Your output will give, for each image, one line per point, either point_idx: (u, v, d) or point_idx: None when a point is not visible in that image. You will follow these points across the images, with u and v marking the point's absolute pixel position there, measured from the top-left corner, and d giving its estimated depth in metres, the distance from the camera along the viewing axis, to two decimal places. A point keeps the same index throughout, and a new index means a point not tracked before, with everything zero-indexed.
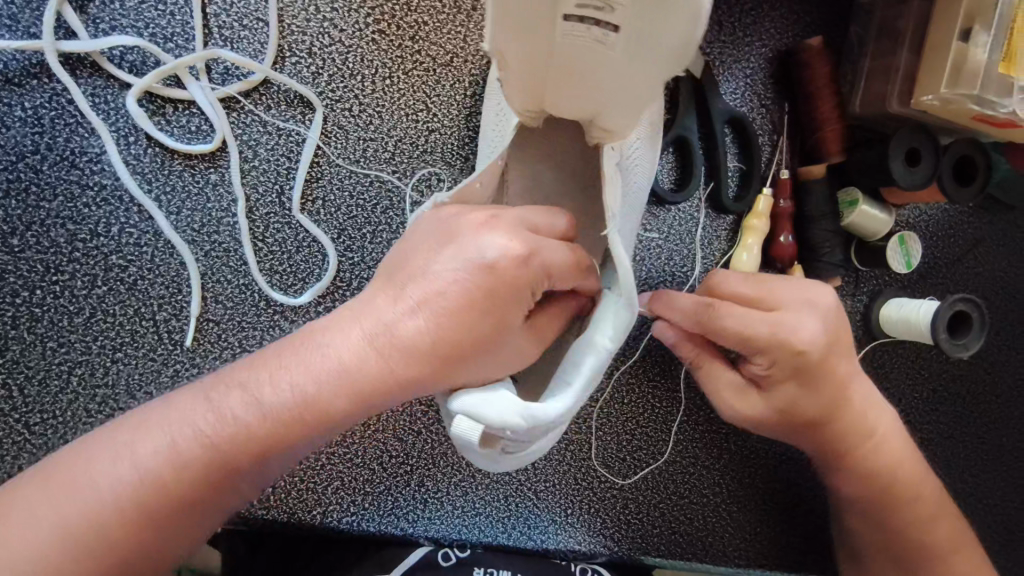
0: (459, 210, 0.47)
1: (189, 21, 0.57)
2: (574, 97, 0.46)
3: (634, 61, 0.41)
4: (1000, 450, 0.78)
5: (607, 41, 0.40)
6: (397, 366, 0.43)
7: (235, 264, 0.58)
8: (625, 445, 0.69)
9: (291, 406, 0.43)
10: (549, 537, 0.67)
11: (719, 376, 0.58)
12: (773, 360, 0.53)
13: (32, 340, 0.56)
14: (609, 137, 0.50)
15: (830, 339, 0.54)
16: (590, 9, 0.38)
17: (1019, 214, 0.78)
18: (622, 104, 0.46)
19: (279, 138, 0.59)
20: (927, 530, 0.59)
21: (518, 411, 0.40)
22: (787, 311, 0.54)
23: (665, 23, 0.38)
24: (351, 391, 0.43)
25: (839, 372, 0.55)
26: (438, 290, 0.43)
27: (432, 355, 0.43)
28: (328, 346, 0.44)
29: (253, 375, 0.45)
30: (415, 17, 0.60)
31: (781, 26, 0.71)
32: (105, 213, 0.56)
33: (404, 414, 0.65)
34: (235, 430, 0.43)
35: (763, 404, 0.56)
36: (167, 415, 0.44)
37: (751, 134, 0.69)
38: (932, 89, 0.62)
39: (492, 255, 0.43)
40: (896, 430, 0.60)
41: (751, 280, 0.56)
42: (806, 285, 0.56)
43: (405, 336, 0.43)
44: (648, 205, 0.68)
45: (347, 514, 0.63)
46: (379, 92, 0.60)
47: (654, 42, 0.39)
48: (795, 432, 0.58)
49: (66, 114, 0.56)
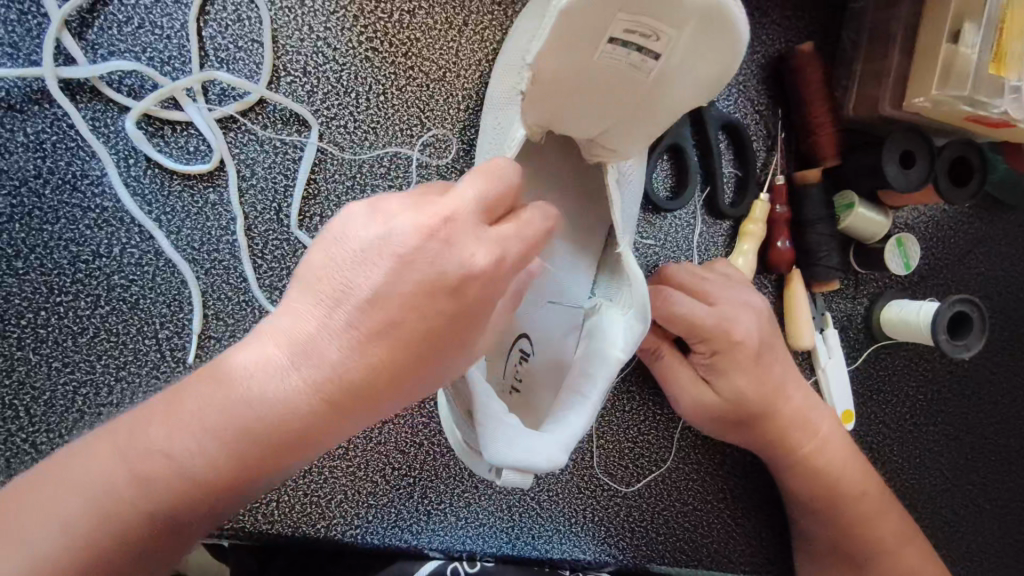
0: (399, 205, 0.37)
1: (185, 44, 0.58)
2: (592, 113, 0.55)
3: (660, 86, 0.51)
4: (1004, 450, 0.79)
5: (642, 67, 0.50)
6: (355, 397, 0.36)
7: (235, 281, 0.59)
8: (627, 453, 0.70)
9: (223, 456, 0.36)
10: (554, 546, 0.67)
11: (675, 370, 0.62)
12: (716, 350, 0.60)
13: (38, 360, 0.55)
14: (611, 156, 0.57)
15: (766, 334, 0.61)
16: (636, 35, 0.48)
17: (1015, 213, 0.79)
18: (637, 126, 0.55)
19: (276, 156, 0.60)
20: (879, 530, 0.65)
21: (559, 448, 0.45)
22: (731, 309, 0.60)
23: (709, 52, 0.48)
24: (293, 432, 0.36)
25: (777, 375, 0.62)
26: (392, 307, 0.35)
27: (390, 381, 0.36)
28: (258, 378, 0.36)
29: (173, 416, 0.36)
30: (408, 33, 0.62)
31: (774, 32, 0.70)
32: (106, 235, 0.57)
33: (406, 426, 0.64)
34: (164, 484, 0.36)
35: (712, 396, 0.61)
36: (79, 472, 0.36)
37: (746, 140, 0.69)
38: (924, 91, 0.62)
39: (458, 267, 0.36)
40: (838, 432, 0.65)
41: (693, 277, 0.62)
42: (744, 289, 0.63)
43: (357, 364, 0.36)
44: (645, 212, 0.68)
45: (351, 527, 0.62)
46: (373, 108, 0.62)
47: (688, 71, 0.50)
48: (740, 426, 0.63)
49: (67, 139, 0.56)
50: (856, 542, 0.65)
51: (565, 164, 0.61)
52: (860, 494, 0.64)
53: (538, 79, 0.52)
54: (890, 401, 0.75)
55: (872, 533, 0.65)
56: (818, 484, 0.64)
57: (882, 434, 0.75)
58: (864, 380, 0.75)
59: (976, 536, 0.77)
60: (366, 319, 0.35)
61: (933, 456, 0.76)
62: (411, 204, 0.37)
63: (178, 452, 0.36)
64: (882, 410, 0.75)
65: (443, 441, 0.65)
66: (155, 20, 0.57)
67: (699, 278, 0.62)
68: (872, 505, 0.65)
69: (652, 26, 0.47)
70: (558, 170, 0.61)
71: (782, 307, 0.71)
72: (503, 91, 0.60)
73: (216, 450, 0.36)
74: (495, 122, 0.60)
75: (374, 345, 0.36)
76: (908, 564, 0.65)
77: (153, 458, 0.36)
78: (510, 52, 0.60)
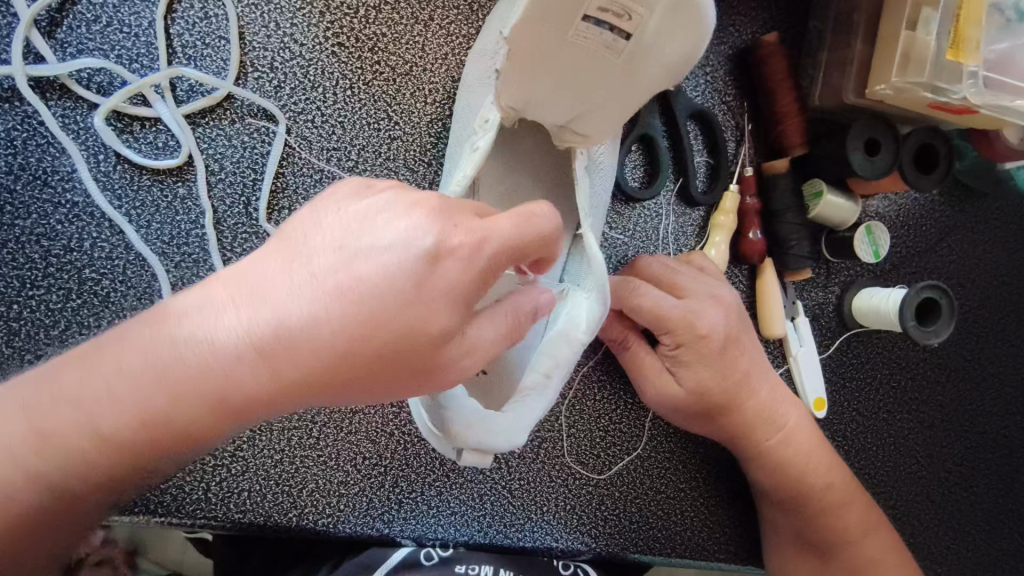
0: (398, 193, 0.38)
1: (153, 42, 0.59)
2: (563, 96, 0.56)
3: (633, 67, 0.52)
4: (982, 437, 0.80)
5: (615, 47, 0.52)
6: (297, 380, 0.35)
7: (205, 274, 0.60)
8: (599, 441, 0.70)
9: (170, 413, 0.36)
10: (526, 535, 0.67)
11: (642, 359, 0.62)
12: (679, 342, 0.60)
13: (11, 353, 0.56)
14: (581, 142, 0.58)
15: (731, 323, 0.62)
16: (609, 14, 0.50)
17: (987, 201, 0.79)
18: (607, 109, 0.55)
19: (244, 151, 0.61)
20: (845, 519, 0.66)
21: (520, 429, 0.47)
22: (696, 301, 0.61)
23: (678, 34, 0.49)
24: (230, 399, 0.36)
25: (743, 364, 0.62)
26: (367, 277, 0.35)
27: (344, 359, 0.35)
28: (197, 323, 0.35)
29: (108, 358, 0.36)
30: (374, 29, 0.63)
31: (741, 23, 0.71)
32: (78, 229, 0.57)
33: (376, 416, 0.64)
34: (100, 436, 0.36)
35: (678, 386, 0.61)
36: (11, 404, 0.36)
37: (715, 130, 0.69)
38: (884, 79, 0.63)
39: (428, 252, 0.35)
40: (803, 421, 0.66)
41: (662, 269, 0.63)
42: (711, 281, 0.63)
43: (310, 340, 0.34)
44: (614, 202, 0.69)
45: (322, 516, 0.62)
46: (341, 102, 0.63)
47: (661, 53, 0.51)
48: (710, 417, 0.63)
49: (37, 136, 0.57)
50: (823, 531, 0.65)
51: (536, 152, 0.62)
52: (826, 485, 0.65)
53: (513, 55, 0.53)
54: (864, 389, 0.76)
55: (836, 522, 0.65)
56: (786, 473, 0.65)
57: (857, 422, 0.75)
58: (837, 367, 0.75)
59: (954, 524, 0.78)
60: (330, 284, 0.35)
61: (908, 444, 0.77)
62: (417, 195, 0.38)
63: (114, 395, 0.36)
64: (855, 398, 0.76)
65: (414, 430, 0.65)
66: (123, 19, 0.59)
67: (666, 272, 0.63)
68: (839, 495, 0.66)
69: (624, 7, 0.49)
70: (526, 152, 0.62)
71: (755, 297, 0.72)
72: (478, 75, 0.61)
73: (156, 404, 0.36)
74: (473, 105, 0.61)
75: (333, 310, 0.34)
76: (873, 553, 0.66)
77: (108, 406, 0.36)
78: (489, 40, 0.61)
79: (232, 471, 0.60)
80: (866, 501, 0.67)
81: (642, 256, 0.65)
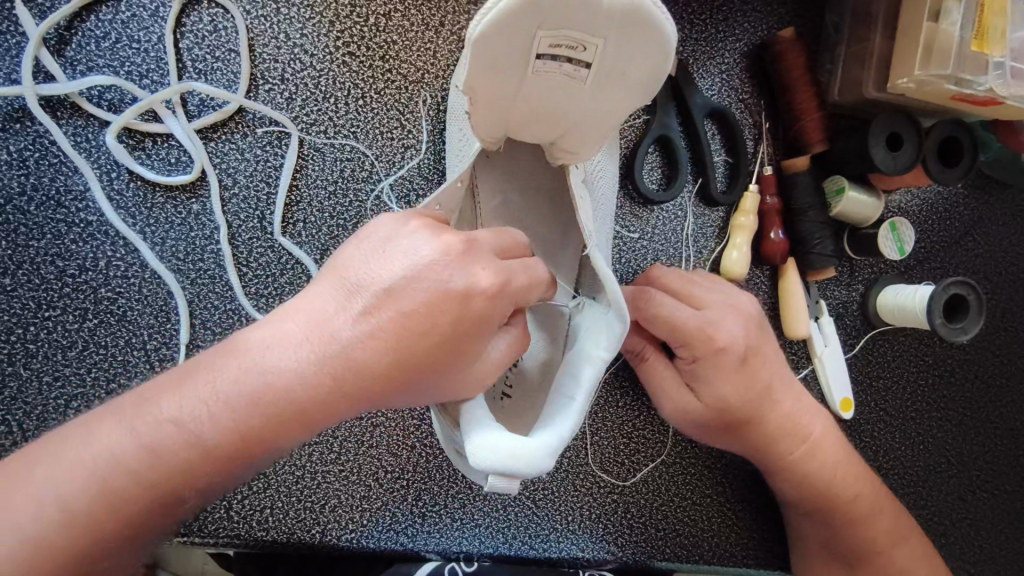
0: (427, 227, 0.40)
1: (163, 57, 0.59)
2: (540, 123, 0.50)
3: (599, 94, 0.45)
4: (1014, 435, 0.78)
5: (577, 79, 0.44)
6: (352, 382, 0.38)
7: (221, 290, 0.59)
8: (623, 449, 0.69)
9: (232, 423, 0.38)
10: (551, 546, 0.66)
11: (659, 369, 0.61)
12: (697, 355, 0.58)
13: (29, 375, 0.55)
14: (572, 159, 0.53)
15: (753, 333, 0.60)
16: (562, 48, 0.42)
17: (1014, 192, 0.77)
18: (586, 134, 0.49)
19: (258, 164, 0.60)
20: (873, 528, 0.64)
21: (547, 452, 0.42)
22: (714, 312, 0.59)
23: (638, 54, 0.42)
24: (293, 407, 0.38)
25: (768, 373, 0.61)
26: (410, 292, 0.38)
27: (393, 366, 0.38)
28: (267, 349, 0.39)
29: (173, 400, 0.39)
30: (384, 36, 0.62)
31: (755, 20, 0.70)
32: (92, 248, 0.57)
33: (397, 429, 0.63)
34: (174, 453, 0.39)
35: (695, 400, 0.60)
36: (80, 445, 0.39)
37: (735, 128, 0.68)
38: (907, 72, 0.62)
39: (450, 269, 0.38)
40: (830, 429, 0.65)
41: (682, 278, 0.62)
42: (729, 292, 0.62)
43: (365, 352, 0.38)
44: (632, 205, 0.68)
45: (346, 531, 0.62)
46: (353, 112, 0.62)
47: (626, 75, 0.43)
48: (735, 428, 0.61)
49: (49, 155, 0.57)
50: (851, 541, 0.64)
51: (536, 166, 0.58)
52: (854, 495, 0.64)
53: (476, 99, 0.47)
54: (890, 388, 0.74)
55: (865, 532, 0.64)
56: (814, 483, 0.63)
57: (883, 422, 0.74)
58: (864, 366, 0.74)
59: (985, 523, 0.76)
60: (352, 308, 0.38)
61: (937, 443, 0.75)
62: (434, 229, 0.40)
63: (188, 425, 0.39)
64: (881, 399, 0.74)
65: (436, 442, 0.64)
66: (132, 34, 0.58)
67: (685, 280, 0.62)
68: (867, 505, 0.64)
69: (577, 38, 0.41)
70: (525, 173, 0.59)
71: (777, 298, 0.71)
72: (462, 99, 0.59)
73: (239, 430, 0.39)
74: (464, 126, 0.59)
75: (386, 332, 0.38)
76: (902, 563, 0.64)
77: (179, 425, 0.39)
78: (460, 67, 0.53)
79: (254, 488, 0.60)
80: (894, 509, 0.66)
81: (658, 265, 0.64)
